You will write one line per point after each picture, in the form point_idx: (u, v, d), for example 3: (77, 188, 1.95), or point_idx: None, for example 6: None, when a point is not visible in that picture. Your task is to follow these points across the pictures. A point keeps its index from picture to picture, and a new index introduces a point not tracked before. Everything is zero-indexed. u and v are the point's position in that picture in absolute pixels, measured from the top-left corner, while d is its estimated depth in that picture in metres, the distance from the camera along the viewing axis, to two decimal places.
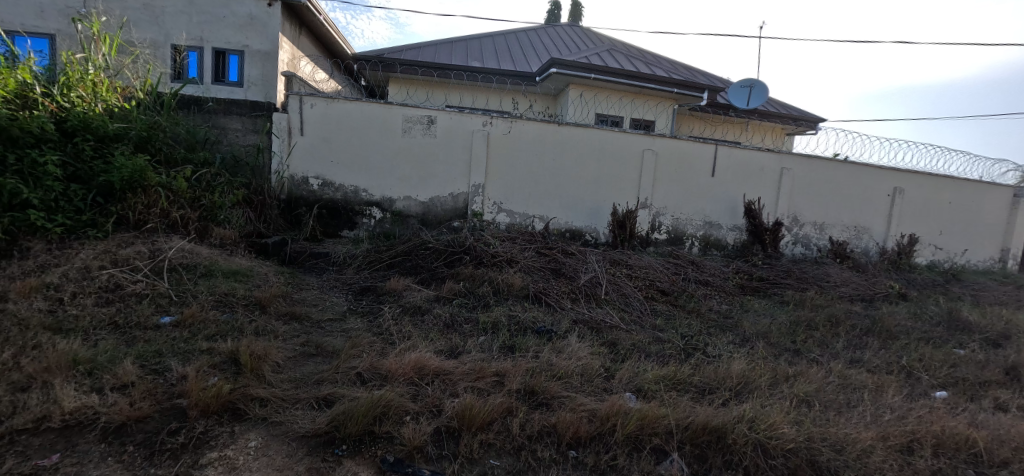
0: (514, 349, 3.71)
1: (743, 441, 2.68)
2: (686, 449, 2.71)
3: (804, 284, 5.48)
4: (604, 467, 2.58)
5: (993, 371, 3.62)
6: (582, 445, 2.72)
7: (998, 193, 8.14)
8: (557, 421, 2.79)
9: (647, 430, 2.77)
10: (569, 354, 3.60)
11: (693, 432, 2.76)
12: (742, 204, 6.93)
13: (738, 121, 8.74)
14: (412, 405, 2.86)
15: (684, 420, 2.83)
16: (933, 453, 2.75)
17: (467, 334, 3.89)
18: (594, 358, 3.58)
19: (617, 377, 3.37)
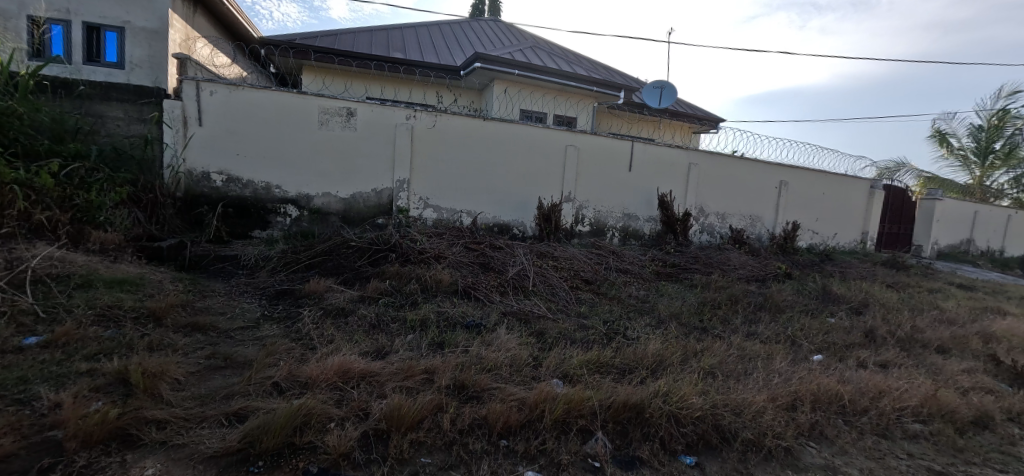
0: (443, 345, 3.69)
1: (659, 414, 2.93)
2: (610, 426, 2.90)
3: (709, 269, 6.07)
4: (534, 453, 2.67)
5: (856, 335, 4.32)
6: (513, 433, 2.79)
7: (859, 185, 9.60)
8: (488, 412, 2.83)
9: (574, 413, 2.91)
10: (499, 346, 3.66)
11: (615, 410, 2.96)
12: (656, 197, 7.47)
13: (649, 119, 9.39)
14: (336, 410, 2.74)
15: (606, 399, 3.02)
16: (811, 407, 3.22)
17: (395, 333, 3.80)
18: (523, 349, 3.68)
19: (545, 364, 3.51)
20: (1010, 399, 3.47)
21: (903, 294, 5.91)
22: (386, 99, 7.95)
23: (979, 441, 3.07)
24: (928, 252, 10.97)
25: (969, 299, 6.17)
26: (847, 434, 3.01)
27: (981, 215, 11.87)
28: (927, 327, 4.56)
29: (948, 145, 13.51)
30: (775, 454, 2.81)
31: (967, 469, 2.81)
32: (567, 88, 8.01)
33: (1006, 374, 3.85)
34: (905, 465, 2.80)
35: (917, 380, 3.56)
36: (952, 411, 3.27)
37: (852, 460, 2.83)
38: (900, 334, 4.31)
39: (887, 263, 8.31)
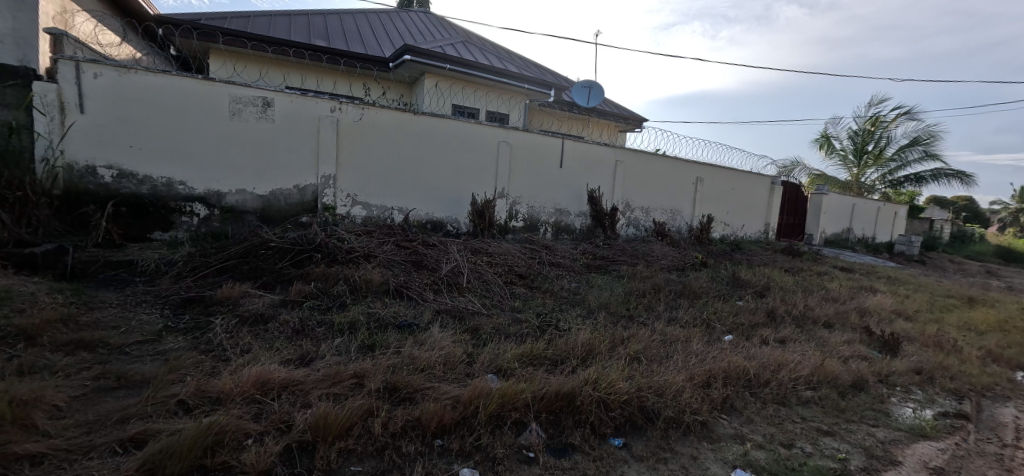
0: (374, 347, 3.55)
1: (590, 401, 3.03)
2: (542, 417, 2.97)
3: (634, 260, 6.43)
4: (469, 449, 2.67)
5: (760, 315, 4.83)
6: (447, 431, 2.76)
7: (761, 181, 10.69)
8: (421, 413, 2.77)
9: (508, 406, 2.93)
10: (432, 345, 3.59)
11: (548, 401, 3.02)
12: (586, 193, 7.76)
13: (578, 117, 9.70)
14: (253, 425, 2.53)
15: (540, 390, 3.08)
16: (723, 384, 3.52)
17: (321, 338, 3.58)
18: (457, 346, 3.63)
19: (479, 361, 3.50)
20: (880, 364, 4.07)
21: (798, 278, 6.69)
22: (308, 89, 7.47)
23: (856, 401, 3.57)
24: (817, 240, 12.48)
25: (848, 279, 7.15)
26: (753, 405, 3.35)
27: (857, 207, 13.72)
28: (816, 307, 5.21)
29: (830, 148, 15.49)
30: (692, 428, 3.05)
31: (847, 426, 3.25)
32: (499, 84, 8.03)
33: (876, 343, 4.51)
34: (800, 427, 3.18)
35: (808, 353, 4.05)
36: (835, 378, 3.77)
37: (757, 428, 3.16)
38: (795, 313, 4.91)
39: (785, 251, 9.31)
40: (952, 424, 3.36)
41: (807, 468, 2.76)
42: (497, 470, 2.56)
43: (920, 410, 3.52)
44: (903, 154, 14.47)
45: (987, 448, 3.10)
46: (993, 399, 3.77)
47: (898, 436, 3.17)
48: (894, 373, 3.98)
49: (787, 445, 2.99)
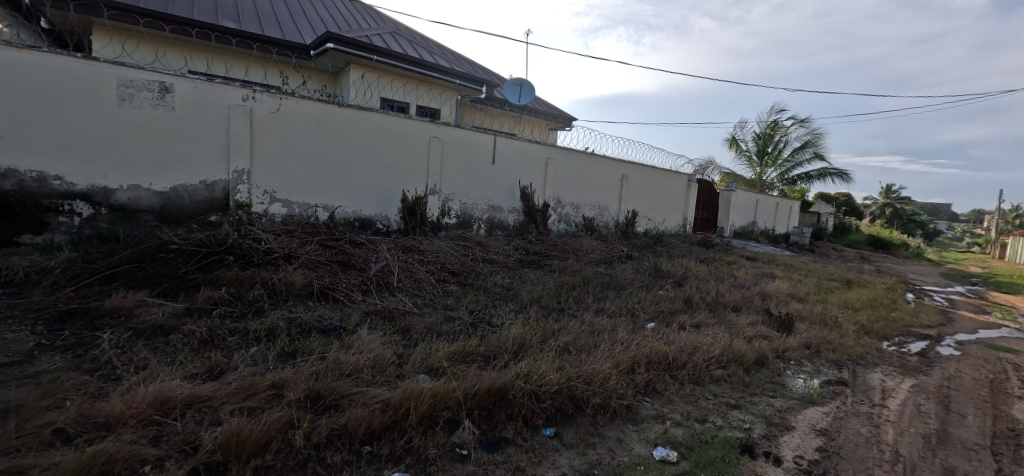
0: (295, 354, 3.30)
1: (521, 394, 3.03)
2: (476, 413, 2.93)
3: (565, 254, 6.61)
4: (400, 453, 2.58)
5: (678, 302, 5.21)
6: (377, 437, 2.64)
7: (678, 179, 11.47)
8: (347, 420, 2.62)
9: (440, 406, 2.85)
10: (358, 348, 3.40)
11: (480, 397, 2.98)
12: (518, 189, 7.84)
13: (511, 115, 9.77)
14: (151, 449, 2.28)
15: (472, 387, 3.02)
16: (646, 369, 3.70)
17: (233, 348, 3.27)
18: (386, 347, 3.47)
19: (410, 361, 3.38)
20: (777, 342, 4.53)
21: (711, 267, 7.28)
22: (217, 75, 6.82)
23: (759, 375, 3.94)
24: (727, 233, 13.65)
25: (752, 268, 7.90)
26: (672, 386, 3.58)
27: (760, 203, 15.15)
28: (726, 293, 5.71)
29: (738, 149, 16.95)
30: (618, 413, 3.18)
31: (751, 399, 3.58)
32: (429, 79, 7.88)
33: (774, 323, 5.02)
34: (712, 403, 3.46)
35: (719, 335, 4.40)
36: (743, 356, 4.14)
37: (676, 407, 3.38)
38: (708, 300, 5.35)
39: (700, 243, 10.07)
40: (834, 390, 3.83)
41: (718, 440, 2.99)
42: (429, 471, 2.51)
43: (809, 380, 3.98)
44: (796, 156, 16.20)
45: (861, 409, 3.57)
46: (865, 366, 4.36)
47: (792, 404, 3.55)
48: (788, 349, 4.45)
49: (701, 420, 3.23)
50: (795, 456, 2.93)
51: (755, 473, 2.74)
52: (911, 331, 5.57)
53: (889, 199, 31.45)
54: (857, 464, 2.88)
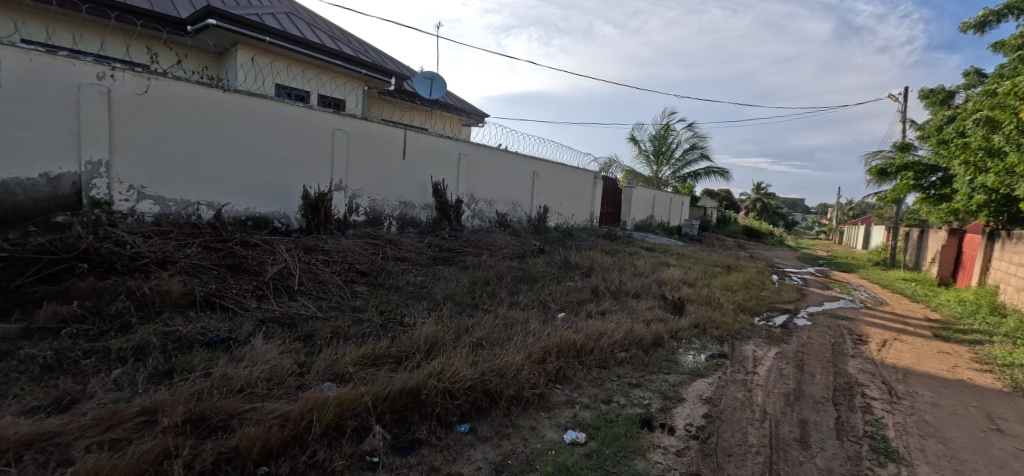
0: (173, 373, 2.99)
1: (434, 393, 3.04)
2: (387, 417, 2.89)
3: (479, 250, 6.71)
4: (303, 468, 2.49)
5: (586, 292, 5.56)
6: (275, 456, 2.53)
7: (586, 176, 12.09)
8: (238, 441, 2.46)
9: (347, 414, 2.77)
10: (251, 360, 3.16)
11: (392, 400, 2.94)
12: (430, 185, 7.78)
13: (423, 109, 9.59)
14: None
15: (382, 391, 2.96)
16: (557, 357, 3.89)
17: (90, 372, 2.91)
18: (285, 357, 3.25)
19: (314, 369, 3.21)
20: (672, 323, 5.02)
21: (614, 258, 7.84)
22: (64, 47, 5.93)
23: (656, 355, 4.35)
24: (629, 226, 14.70)
25: (651, 257, 8.62)
26: (580, 372, 3.81)
27: (657, 198, 16.48)
28: (628, 282, 6.19)
29: (638, 149, 18.20)
30: (531, 402, 3.31)
31: (650, 377, 3.93)
32: (330, 66, 7.53)
33: (668, 306, 5.55)
34: (615, 384, 3.74)
35: (621, 321, 4.76)
36: (642, 337, 4.53)
37: (584, 391, 3.61)
38: (612, 289, 5.77)
39: (606, 235, 10.75)
40: (716, 363, 4.32)
41: (621, 417, 3.25)
42: None
43: (697, 356, 4.46)
44: (687, 156, 17.78)
45: (737, 376, 4.09)
46: (741, 339, 4.98)
47: (683, 378, 3.96)
48: (680, 329, 4.94)
49: (606, 401, 3.48)
50: (686, 425, 3.27)
51: (653, 445, 3.01)
52: (775, 306, 6.46)
53: (761, 195, 35.77)
54: (736, 426, 3.29)
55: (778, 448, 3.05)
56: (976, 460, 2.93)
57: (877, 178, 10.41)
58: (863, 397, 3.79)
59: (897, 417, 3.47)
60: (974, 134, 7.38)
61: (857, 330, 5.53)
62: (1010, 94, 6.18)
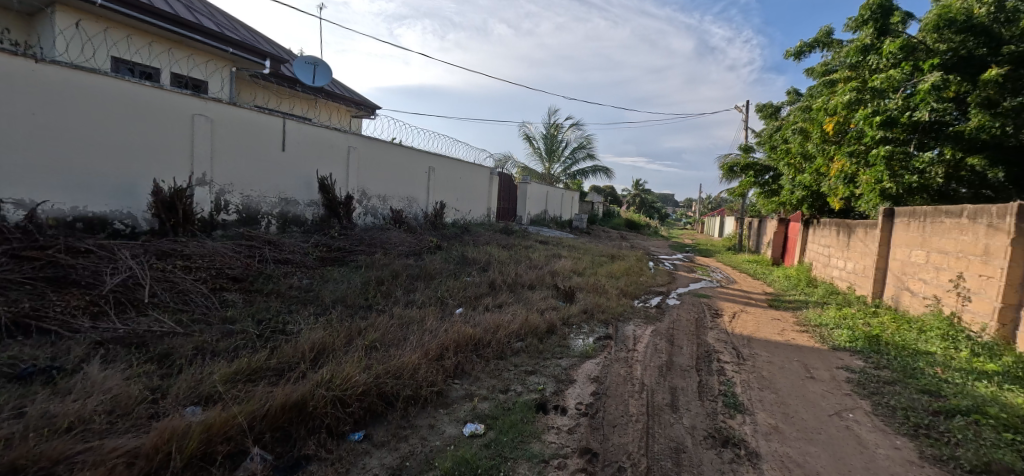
0: None
1: (322, 403, 2.91)
2: (267, 437, 2.73)
3: (372, 249, 6.50)
4: None
5: (483, 287, 5.78)
6: None
7: (482, 172, 12.37)
8: None
9: (216, 439, 2.58)
10: (83, 392, 2.73)
11: (273, 417, 2.77)
12: (315, 180, 7.37)
13: (305, 96, 8.96)
14: None
15: (259, 408, 2.78)
16: (455, 353, 3.98)
17: None
18: (132, 384, 2.87)
19: (172, 393, 2.88)
20: (563, 311, 5.42)
21: (511, 251, 8.18)
22: None
23: (550, 342, 4.67)
24: (524, 221, 15.33)
25: (545, 249, 9.15)
26: (478, 365, 3.93)
27: (550, 194, 17.38)
28: (523, 274, 6.53)
29: (530, 147, 18.94)
30: (429, 400, 3.33)
31: (545, 364, 4.21)
32: (188, 40, 6.83)
33: (561, 295, 6.01)
34: (513, 373, 3.94)
35: (517, 313, 5.04)
36: (536, 327, 4.83)
37: (482, 383, 3.74)
38: (509, 282, 6.06)
39: (503, 230, 11.14)
40: (603, 344, 4.78)
41: (518, 404, 3.42)
42: None
43: (585, 339, 4.89)
44: (575, 154, 18.92)
45: (620, 355, 4.56)
46: (623, 321, 5.55)
47: (574, 361, 4.31)
48: (571, 316, 5.36)
49: (504, 391, 3.64)
50: (577, 404, 3.55)
51: (548, 426, 3.22)
52: (651, 290, 7.26)
53: (639, 192, 39.31)
54: (619, 399, 3.66)
55: (653, 414, 3.45)
56: (799, 403, 3.59)
57: (728, 174, 11.69)
58: (719, 362, 4.46)
59: (743, 376, 4.12)
60: (795, 140, 8.98)
61: (714, 305, 6.46)
62: (819, 110, 7.62)
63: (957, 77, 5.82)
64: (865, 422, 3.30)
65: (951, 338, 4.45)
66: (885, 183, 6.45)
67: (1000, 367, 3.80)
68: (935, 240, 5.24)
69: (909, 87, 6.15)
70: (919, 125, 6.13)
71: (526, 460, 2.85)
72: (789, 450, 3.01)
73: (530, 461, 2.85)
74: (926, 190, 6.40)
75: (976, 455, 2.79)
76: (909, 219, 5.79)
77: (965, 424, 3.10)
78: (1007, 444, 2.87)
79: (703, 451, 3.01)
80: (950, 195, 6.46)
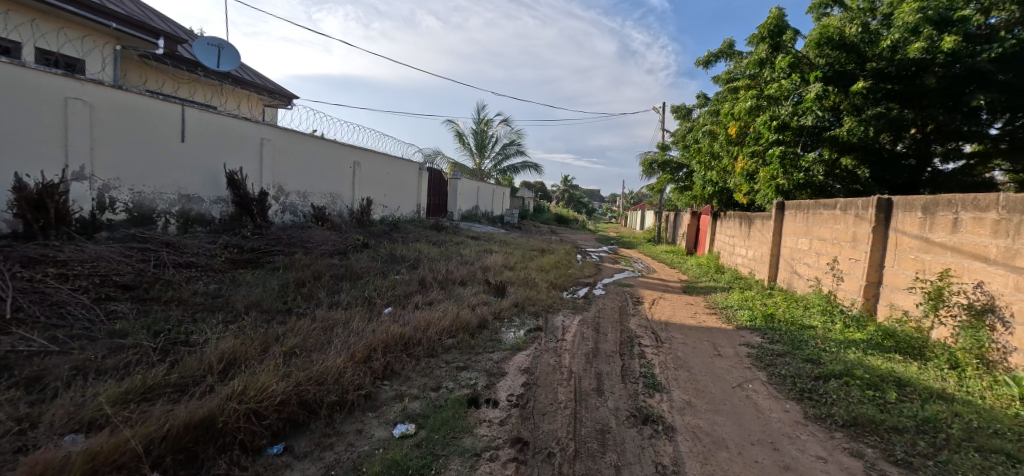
0: None
1: (234, 418, 2.75)
2: (170, 460, 2.55)
3: (292, 248, 6.19)
4: None
5: (414, 285, 5.73)
6: None
7: (412, 167, 12.18)
8: None
9: (105, 468, 2.37)
10: None
11: (175, 438, 2.59)
12: (222, 175, 6.85)
13: (209, 83, 8.26)
14: None
15: (157, 430, 2.58)
16: (383, 353, 3.90)
17: None
18: None
19: (45, 421, 2.60)
20: (494, 306, 5.49)
21: (441, 248, 8.13)
22: None
23: (481, 336, 4.72)
24: (455, 216, 15.27)
25: (477, 245, 9.19)
26: (408, 364, 3.89)
27: (481, 190, 17.43)
28: (454, 270, 6.54)
29: (460, 142, 18.84)
30: (356, 404, 3.26)
31: (476, 358, 4.26)
32: (59, 13, 6.05)
33: (492, 289, 6.08)
34: (444, 370, 3.95)
35: (448, 309, 5.05)
36: (468, 322, 4.86)
37: (413, 382, 3.71)
38: (439, 279, 6.04)
39: (433, 226, 11.04)
40: (533, 336, 4.91)
41: (449, 401, 3.44)
42: None
43: (516, 332, 5.00)
44: (505, 150, 19.08)
45: (549, 345, 4.72)
46: (552, 312, 5.73)
47: (505, 354, 4.40)
48: (503, 310, 5.45)
49: (435, 388, 3.64)
50: (508, 395, 3.63)
51: (480, 420, 3.27)
52: (579, 281, 7.54)
53: (568, 188, 40.45)
54: (549, 388, 3.80)
55: (581, 400, 3.61)
56: (708, 379, 3.92)
57: (648, 170, 12.36)
58: (641, 347, 4.75)
59: (661, 358, 4.42)
60: (705, 141, 9.74)
61: (636, 293, 6.85)
62: (725, 115, 8.34)
63: (835, 89, 6.62)
64: (763, 391, 3.68)
65: (830, 313, 5.08)
66: (779, 180, 7.21)
67: (866, 336, 4.38)
68: (817, 229, 5.91)
69: (798, 95, 6.92)
70: (805, 129, 6.90)
71: (458, 456, 2.88)
72: (700, 421, 3.28)
73: (462, 456, 2.88)
74: (809, 186, 7.08)
75: (847, 412, 3.21)
76: (796, 211, 6.51)
77: (839, 386, 3.55)
78: (870, 400, 3.33)
79: (626, 430, 3.20)
80: (828, 190, 7.20)
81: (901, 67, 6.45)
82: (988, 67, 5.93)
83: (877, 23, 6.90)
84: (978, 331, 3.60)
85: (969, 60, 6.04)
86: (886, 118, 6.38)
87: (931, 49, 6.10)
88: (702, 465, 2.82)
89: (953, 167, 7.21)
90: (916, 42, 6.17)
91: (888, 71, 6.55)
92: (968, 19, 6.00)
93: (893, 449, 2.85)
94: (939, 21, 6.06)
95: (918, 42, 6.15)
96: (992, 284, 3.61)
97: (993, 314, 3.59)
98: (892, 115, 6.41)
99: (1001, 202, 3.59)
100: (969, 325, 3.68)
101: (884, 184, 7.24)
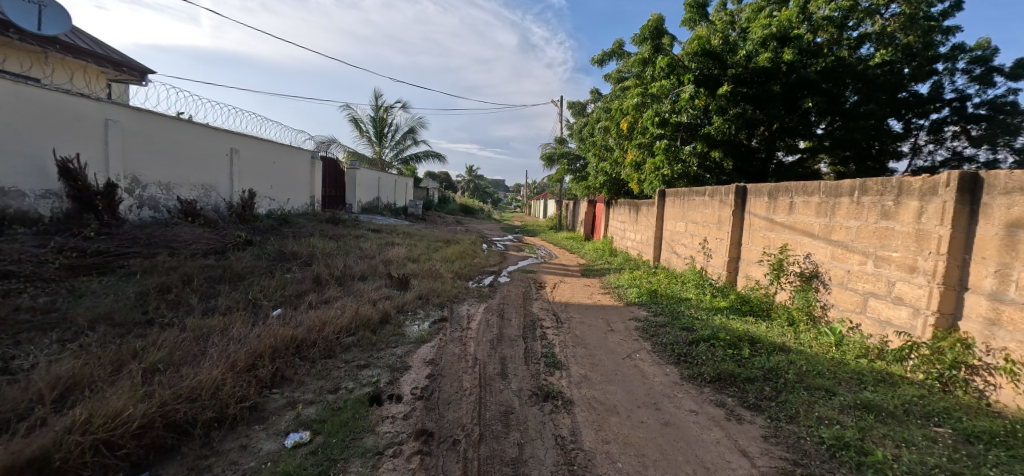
0: None
1: (77, 453, 2.36)
2: None
3: (153, 249, 5.45)
4: None
5: (307, 283, 5.34)
6: None
7: (302, 156, 11.31)
8: None
9: None
10: None
11: None
12: (53, 164, 5.80)
13: (29, 49, 6.88)
14: None
15: None
16: (271, 360, 3.57)
17: None
18: None
19: None
20: (397, 299, 5.30)
21: (338, 242, 7.67)
22: None
23: (383, 332, 4.53)
24: (355, 209, 14.53)
25: (378, 238, 8.82)
26: (302, 369, 3.62)
27: (382, 181, 16.77)
28: (353, 265, 6.20)
29: (357, 129, 17.93)
30: (240, 418, 2.95)
31: (378, 355, 4.07)
32: None
33: (394, 283, 5.87)
34: (342, 371, 3.73)
35: (346, 306, 4.77)
36: (368, 319, 4.63)
37: (306, 387, 3.45)
38: (336, 275, 5.69)
39: (329, 220, 10.39)
40: (438, 327, 4.83)
41: (348, 402, 3.25)
42: None
43: (421, 325, 4.87)
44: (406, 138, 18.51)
45: (454, 335, 4.66)
46: (457, 302, 5.68)
47: (409, 348, 4.26)
48: (405, 303, 5.28)
49: (333, 391, 3.42)
50: (411, 389, 3.52)
51: (382, 417, 3.14)
52: (484, 271, 7.55)
53: (473, 178, 40.39)
54: (454, 377, 3.75)
55: (486, 385, 3.62)
56: (603, 353, 4.14)
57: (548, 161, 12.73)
58: (543, 329, 4.88)
59: (561, 338, 4.58)
60: (599, 135, 10.26)
61: (539, 279, 7.04)
62: (615, 110, 8.86)
63: (704, 91, 7.14)
64: (648, 359, 3.96)
65: (702, 285, 5.63)
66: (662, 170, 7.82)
67: (729, 303, 4.92)
68: (690, 213, 6.49)
69: (675, 94, 7.52)
70: (681, 124, 7.53)
71: (358, 457, 2.74)
72: (595, 392, 3.45)
73: (363, 456, 2.74)
74: (685, 176, 7.75)
75: (713, 369, 3.57)
76: (674, 198, 7.11)
77: (706, 348, 3.94)
78: (731, 357, 3.73)
79: (529, 409, 3.27)
80: (701, 180, 7.93)
81: (755, 74, 7.19)
82: (815, 77, 7.06)
83: (735, 36, 7.67)
84: (808, 292, 4.22)
85: (801, 71, 7.11)
86: (743, 118, 7.11)
87: (776, 60, 7.03)
88: (597, 432, 2.96)
89: (792, 160, 8.37)
90: (765, 54, 7.05)
91: (745, 76, 7.24)
92: (802, 36, 6.97)
93: (747, 396, 3.23)
94: (781, 37, 7.00)
95: (766, 53, 7.02)
96: (816, 254, 4.21)
97: (818, 279, 4.19)
98: (749, 114, 7.20)
99: (822, 187, 4.19)
100: (801, 288, 4.30)
101: (742, 174, 8.13)
